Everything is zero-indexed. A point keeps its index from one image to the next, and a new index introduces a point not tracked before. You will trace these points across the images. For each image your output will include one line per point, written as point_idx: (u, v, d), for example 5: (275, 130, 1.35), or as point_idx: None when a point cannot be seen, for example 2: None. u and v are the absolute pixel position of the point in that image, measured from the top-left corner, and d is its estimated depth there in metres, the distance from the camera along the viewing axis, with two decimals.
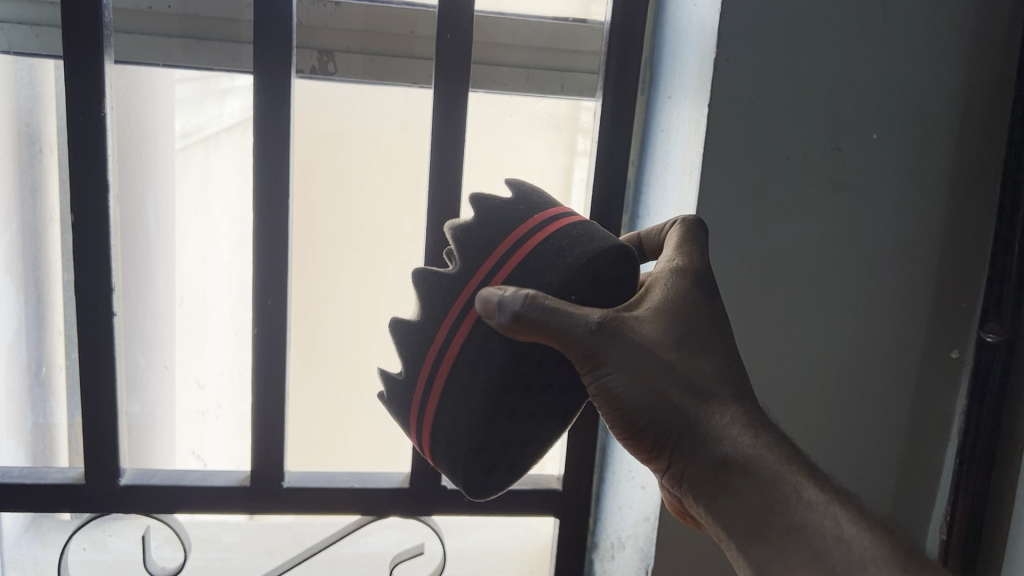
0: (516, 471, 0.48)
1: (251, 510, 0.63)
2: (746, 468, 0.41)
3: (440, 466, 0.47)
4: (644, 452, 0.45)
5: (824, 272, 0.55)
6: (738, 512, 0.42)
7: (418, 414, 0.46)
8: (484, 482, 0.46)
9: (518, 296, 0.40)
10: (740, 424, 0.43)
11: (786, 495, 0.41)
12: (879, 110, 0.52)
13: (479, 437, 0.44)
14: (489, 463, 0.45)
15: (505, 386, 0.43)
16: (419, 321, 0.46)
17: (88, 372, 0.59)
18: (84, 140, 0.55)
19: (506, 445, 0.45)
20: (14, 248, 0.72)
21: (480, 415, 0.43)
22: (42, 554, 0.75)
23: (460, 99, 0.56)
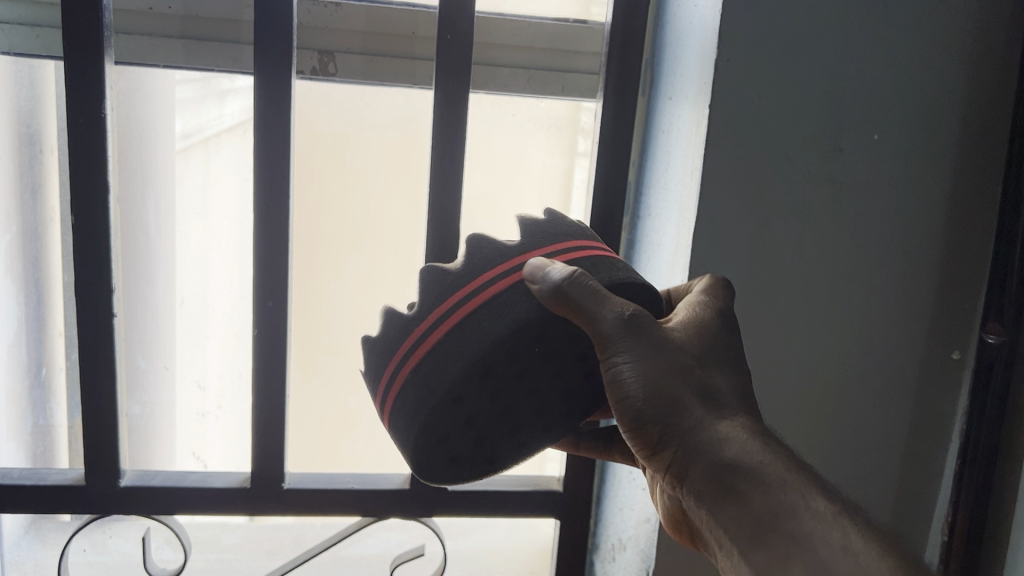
0: (457, 463, 0.46)
1: (250, 512, 0.63)
2: (751, 473, 0.42)
3: (401, 405, 0.45)
4: (647, 456, 0.45)
5: (824, 274, 0.55)
6: (740, 517, 0.42)
7: (410, 353, 0.45)
8: (428, 449, 0.45)
9: (564, 269, 0.41)
10: (747, 432, 0.43)
11: (792, 502, 0.41)
12: (880, 110, 0.52)
13: (461, 389, 0.42)
14: (443, 429, 0.44)
15: (512, 356, 0.42)
16: (454, 269, 0.44)
17: (89, 373, 0.59)
18: (84, 140, 0.55)
19: (470, 423, 0.44)
20: (14, 249, 0.72)
21: (474, 366, 0.42)
22: (42, 555, 0.75)
23: (460, 99, 0.56)
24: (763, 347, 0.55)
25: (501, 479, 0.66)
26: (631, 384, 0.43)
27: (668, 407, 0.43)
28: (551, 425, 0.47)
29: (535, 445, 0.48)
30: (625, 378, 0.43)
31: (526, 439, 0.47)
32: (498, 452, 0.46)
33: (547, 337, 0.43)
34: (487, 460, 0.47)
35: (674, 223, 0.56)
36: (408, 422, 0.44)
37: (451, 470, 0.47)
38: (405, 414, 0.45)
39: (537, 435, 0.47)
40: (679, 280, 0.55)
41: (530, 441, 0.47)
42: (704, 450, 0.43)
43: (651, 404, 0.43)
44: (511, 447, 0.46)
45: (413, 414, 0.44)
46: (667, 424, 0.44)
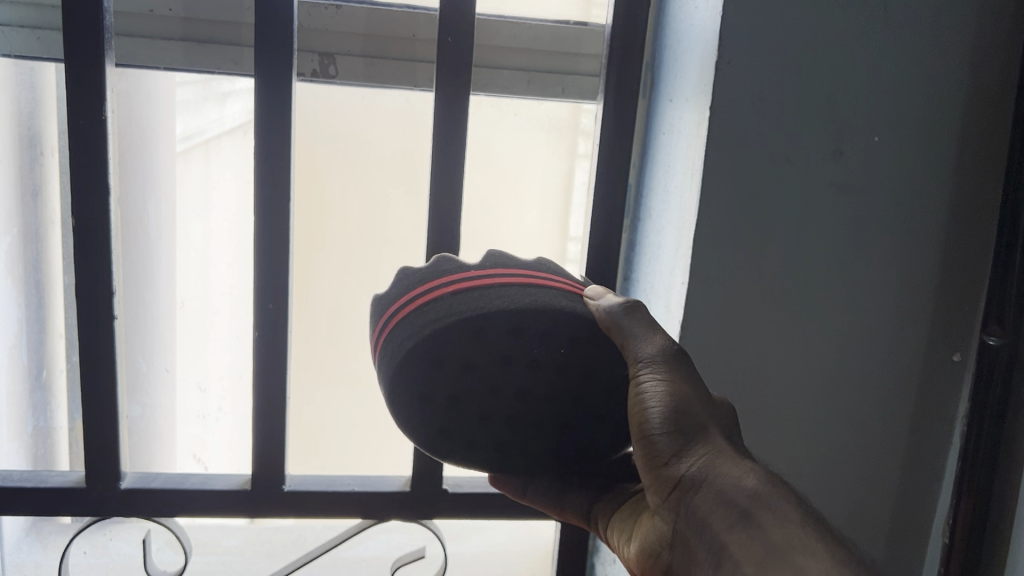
0: (419, 401, 0.45)
1: (250, 515, 0.63)
2: (764, 503, 0.42)
3: (421, 309, 0.44)
4: (655, 482, 0.46)
5: (823, 281, 0.55)
6: (750, 544, 0.41)
7: (456, 281, 0.45)
8: (415, 362, 0.43)
9: (624, 302, 0.47)
10: (760, 471, 0.44)
11: (802, 536, 0.41)
12: (881, 112, 0.52)
13: (494, 325, 0.43)
14: (440, 351, 0.43)
15: (544, 339, 0.44)
16: (522, 261, 0.48)
17: (90, 375, 0.59)
18: (85, 143, 0.55)
19: (465, 370, 0.44)
20: (14, 252, 0.72)
21: (519, 313, 0.43)
22: (42, 558, 0.75)
23: (461, 101, 0.56)
24: (757, 362, 0.56)
25: None
26: (656, 399, 0.45)
27: (689, 430, 0.45)
28: (502, 451, 0.47)
29: (476, 456, 0.48)
30: (653, 392, 0.45)
31: (480, 440, 0.47)
32: (452, 427, 0.46)
33: (576, 345, 0.45)
34: (435, 426, 0.46)
35: (675, 227, 0.56)
36: (418, 327, 0.43)
37: (405, 408, 0.45)
38: (418, 319, 0.44)
39: (484, 449, 0.47)
40: (679, 283, 0.55)
41: (480, 446, 0.47)
42: (719, 475, 0.43)
43: (671, 424, 0.45)
44: (462, 432, 0.46)
45: (431, 320, 0.43)
46: (685, 447, 0.45)
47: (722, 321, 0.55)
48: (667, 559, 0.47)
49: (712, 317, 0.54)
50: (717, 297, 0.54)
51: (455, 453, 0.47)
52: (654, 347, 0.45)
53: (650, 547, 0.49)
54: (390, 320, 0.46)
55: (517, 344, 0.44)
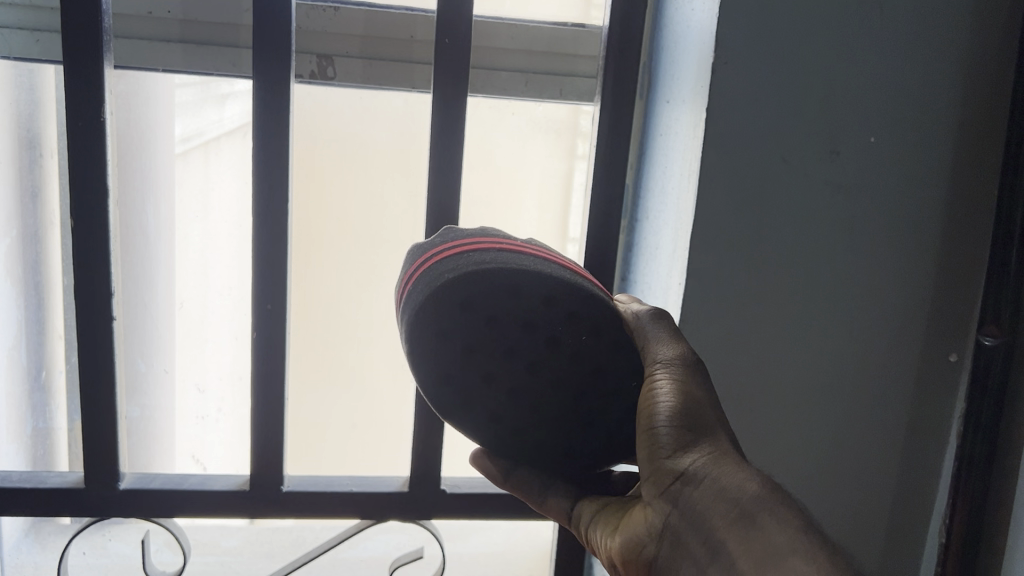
0: (434, 340, 0.44)
1: (249, 515, 0.63)
2: (767, 505, 0.41)
3: (465, 256, 0.45)
4: (652, 475, 0.44)
5: (820, 284, 0.55)
6: (749, 544, 0.41)
7: (504, 247, 0.46)
8: (444, 297, 0.43)
9: (654, 309, 0.48)
10: (764, 477, 0.43)
11: (803, 543, 0.40)
12: (876, 113, 0.52)
13: (531, 285, 0.43)
14: (472, 295, 0.43)
15: (570, 322, 0.44)
16: (564, 258, 0.49)
17: (89, 376, 0.59)
18: (83, 144, 0.55)
19: (488, 323, 0.43)
20: (14, 253, 0.73)
21: (557, 285, 0.43)
22: (41, 558, 0.75)
23: (460, 102, 0.56)
24: (755, 363, 0.56)
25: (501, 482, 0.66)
26: (668, 395, 0.44)
27: (696, 429, 0.44)
28: (494, 422, 0.46)
29: (468, 420, 0.47)
30: (665, 389, 0.44)
31: (478, 403, 0.46)
32: (456, 379, 0.45)
33: (598, 336, 0.45)
34: (440, 373, 0.45)
35: (672, 228, 0.57)
36: (457, 266, 0.43)
37: (419, 346, 0.44)
38: (459, 263, 0.44)
39: (476, 414, 0.46)
40: (677, 283, 0.56)
41: (477, 410, 0.46)
42: (722, 474, 0.43)
43: (679, 419, 0.44)
44: (463, 389, 0.45)
45: (472, 264, 0.43)
46: (690, 443, 0.44)
47: (720, 323, 0.55)
48: (650, 556, 0.44)
49: (709, 318, 0.55)
50: (714, 297, 0.54)
51: (449, 411, 0.46)
52: (672, 349, 0.46)
53: (629, 544, 0.45)
54: (429, 261, 0.46)
55: (544, 315, 0.43)
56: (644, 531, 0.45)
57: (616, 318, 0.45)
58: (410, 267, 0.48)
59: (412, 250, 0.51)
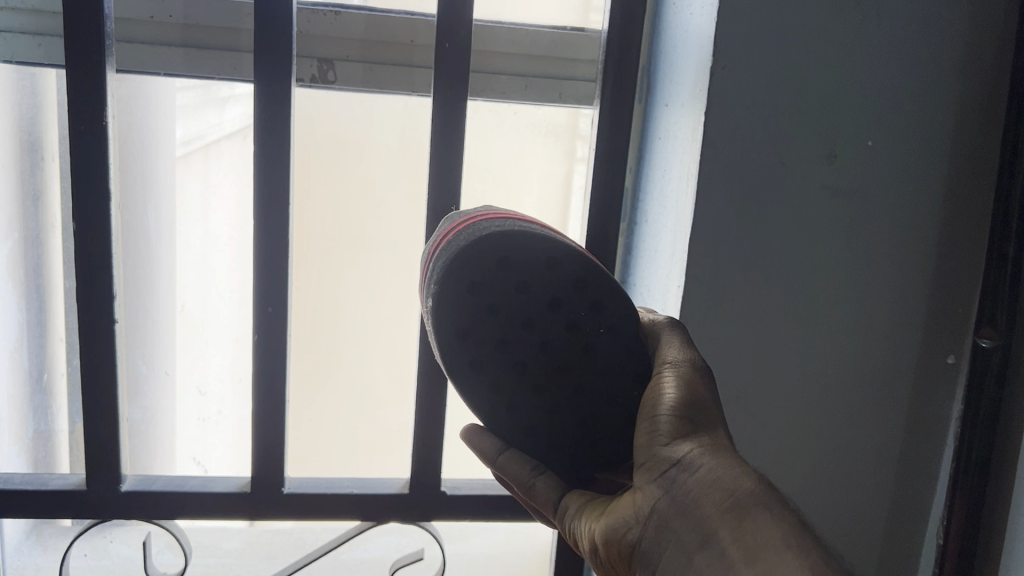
0: (463, 290, 0.44)
1: (249, 516, 0.63)
2: (762, 501, 0.41)
3: (512, 222, 0.46)
4: (647, 462, 0.44)
5: (817, 287, 0.55)
6: (740, 534, 0.41)
7: (546, 228, 0.48)
8: (485, 250, 0.44)
9: (666, 316, 0.50)
10: (758, 475, 0.43)
11: (797, 542, 0.40)
12: (874, 118, 0.53)
13: (567, 262, 0.44)
14: (511, 255, 0.44)
15: (592, 312, 0.45)
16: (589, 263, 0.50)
17: (90, 378, 0.59)
18: (86, 146, 0.55)
19: (518, 289, 0.44)
20: (14, 257, 0.73)
21: (591, 271, 0.45)
22: (42, 560, 0.76)
23: (460, 107, 0.57)
24: (753, 363, 0.56)
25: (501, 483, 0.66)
26: (673, 388, 0.45)
27: (696, 422, 0.44)
28: (495, 392, 0.45)
29: (469, 384, 0.45)
30: (671, 383, 0.45)
31: (484, 369, 0.45)
32: (472, 336, 0.44)
33: (616, 334, 0.45)
34: (457, 326, 0.44)
35: (671, 231, 0.57)
36: (502, 227, 0.45)
37: (446, 293, 0.44)
38: (505, 225, 0.45)
39: (479, 380, 0.45)
40: (674, 287, 0.56)
41: (480, 376, 0.45)
42: (717, 465, 0.42)
43: (681, 409, 0.44)
44: (473, 350, 0.45)
45: (518, 228, 0.45)
46: (689, 434, 0.44)
47: (719, 326, 0.55)
48: (633, 540, 0.44)
49: (707, 322, 0.55)
50: (713, 300, 0.54)
51: (455, 370, 0.45)
52: (682, 353, 0.46)
53: (614, 526, 0.45)
54: (469, 222, 0.47)
55: (571, 297, 0.45)
56: (632, 515, 0.44)
57: (634, 321, 0.46)
58: (443, 233, 0.49)
59: (443, 224, 0.52)
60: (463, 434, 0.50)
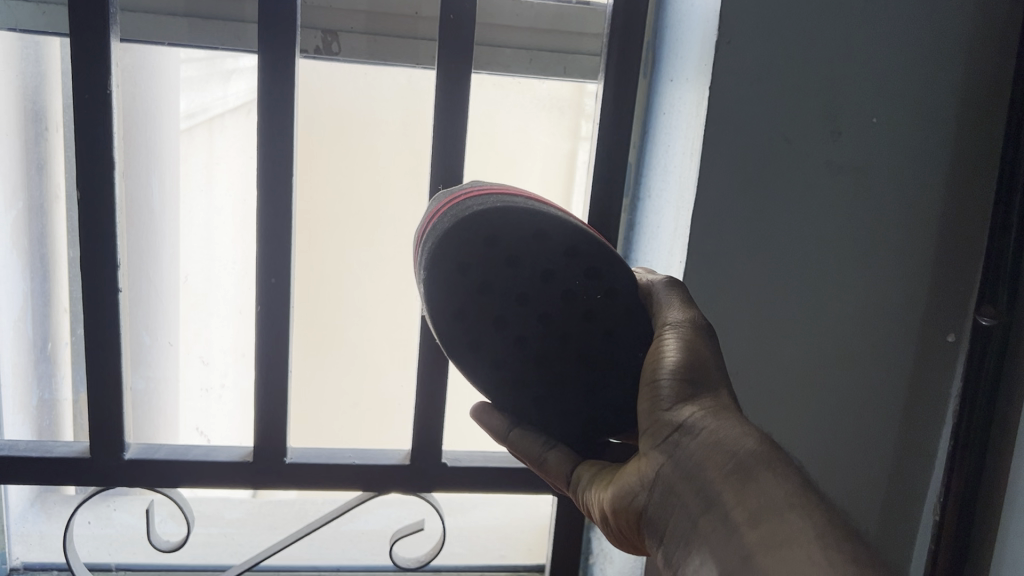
0: (454, 271, 0.44)
1: (251, 486, 0.64)
2: (766, 461, 0.41)
3: (497, 199, 0.46)
4: (652, 428, 0.45)
5: (819, 262, 0.55)
6: (744, 495, 0.40)
7: (531, 199, 0.48)
8: (470, 231, 0.44)
9: (662, 277, 0.50)
10: (762, 435, 0.43)
11: (800, 502, 0.39)
12: (879, 93, 0.53)
13: (556, 233, 0.44)
14: (499, 231, 0.44)
15: (588, 278, 0.45)
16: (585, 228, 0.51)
17: (94, 345, 0.59)
18: (90, 114, 0.55)
19: (509, 263, 0.44)
20: (19, 226, 0.73)
21: (582, 239, 0.45)
22: (47, 528, 0.76)
23: (463, 79, 0.56)
24: (756, 337, 0.56)
25: (502, 456, 0.67)
26: (674, 350, 0.45)
27: (697, 384, 0.45)
28: (498, 369, 0.46)
29: (471, 364, 0.46)
30: (672, 345, 0.45)
31: (483, 348, 0.46)
32: (468, 317, 0.45)
33: (613, 297, 0.46)
34: (452, 307, 0.45)
35: (674, 206, 0.57)
36: (488, 202, 0.45)
37: (437, 276, 0.44)
38: (491, 200, 0.45)
39: (480, 359, 0.46)
40: (677, 261, 0.56)
41: (482, 354, 0.46)
42: (718, 428, 0.43)
43: (681, 372, 0.45)
44: (471, 331, 0.45)
45: (503, 201, 0.45)
46: (690, 397, 0.44)
47: (719, 301, 0.55)
48: (640, 506, 0.45)
49: (709, 296, 0.55)
50: (714, 274, 0.55)
51: (455, 352, 0.46)
52: (682, 313, 0.47)
53: (622, 494, 0.46)
54: (455, 200, 0.47)
55: (564, 266, 0.45)
56: (637, 482, 0.45)
57: (632, 285, 0.46)
58: (430, 213, 0.49)
59: (433, 202, 0.51)
60: (475, 413, 0.52)
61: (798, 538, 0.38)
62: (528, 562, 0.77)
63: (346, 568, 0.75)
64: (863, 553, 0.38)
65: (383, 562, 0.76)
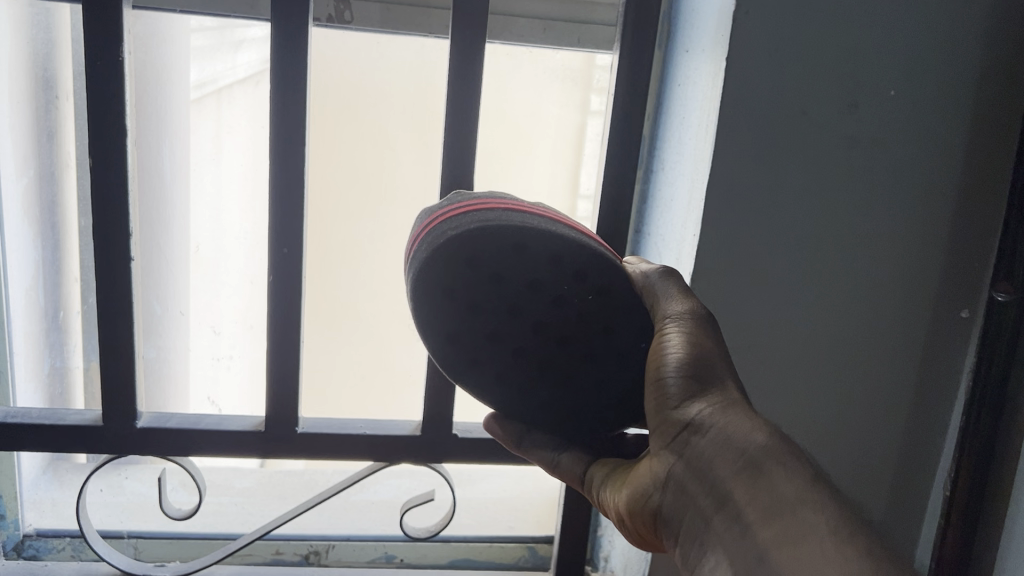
0: (440, 298, 0.44)
1: (263, 455, 0.64)
2: (776, 455, 0.41)
3: (472, 215, 0.44)
4: (662, 428, 0.45)
5: (833, 236, 0.55)
6: (758, 492, 0.41)
7: (508, 204, 0.46)
8: (448, 256, 0.43)
9: (658, 268, 0.49)
10: (772, 427, 0.43)
11: (813, 495, 0.40)
12: (899, 65, 0.52)
13: (537, 245, 0.43)
14: (478, 251, 0.43)
15: (577, 281, 0.44)
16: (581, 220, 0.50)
17: (108, 314, 0.59)
18: (102, 82, 0.55)
19: (493, 280, 0.44)
20: (31, 194, 0.73)
21: (565, 244, 0.43)
22: (59, 495, 0.77)
23: (478, 49, 0.56)
24: (771, 310, 0.56)
25: None
26: (676, 347, 0.45)
27: (703, 378, 0.45)
28: (503, 380, 0.47)
29: (477, 379, 0.47)
30: (674, 340, 0.45)
31: (485, 362, 0.47)
32: (464, 337, 0.46)
33: (606, 296, 0.45)
34: (446, 330, 0.46)
35: (687, 180, 0.57)
36: (460, 222, 0.44)
37: (427, 301, 0.45)
38: (465, 218, 0.44)
39: (484, 373, 0.47)
40: (691, 235, 0.56)
41: (485, 369, 0.47)
42: (727, 424, 0.43)
43: (686, 369, 0.45)
44: (469, 349, 0.46)
45: (475, 219, 0.44)
46: (696, 394, 0.44)
47: (732, 274, 0.55)
48: (655, 506, 0.46)
49: (723, 270, 0.55)
50: (728, 249, 0.54)
51: (460, 370, 0.47)
52: (683, 305, 0.47)
53: (637, 495, 0.47)
54: (438, 217, 0.46)
55: (551, 274, 0.44)
56: (651, 484, 0.46)
57: (625, 282, 0.45)
58: (419, 227, 0.49)
59: (425, 208, 0.51)
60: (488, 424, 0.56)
61: (813, 534, 0.38)
62: (537, 534, 0.77)
63: (355, 538, 0.75)
64: (878, 542, 0.38)
65: (392, 532, 0.77)
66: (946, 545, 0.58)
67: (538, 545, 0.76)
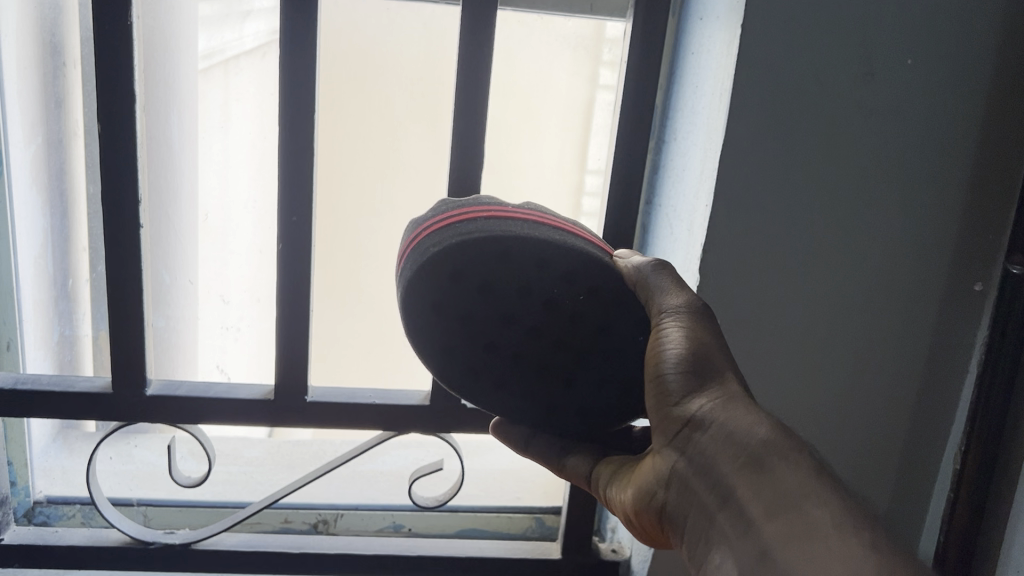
0: (431, 312, 0.45)
1: (271, 424, 0.64)
2: (778, 449, 0.41)
3: (452, 228, 0.45)
4: (664, 424, 0.46)
5: (845, 206, 0.54)
6: (760, 486, 0.41)
7: (489, 210, 0.47)
8: (433, 268, 0.44)
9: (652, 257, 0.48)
10: (774, 420, 0.43)
11: (815, 487, 0.39)
12: (915, 33, 0.51)
13: (520, 252, 0.44)
14: (463, 263, 0.44)
15: (566, 282, 0.45)
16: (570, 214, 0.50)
17: (117, 281, 0.59)
18: (110, 46, 0.54)
19: (482, 290, 0.45)
20: (38, 161, 0.73)
21: (549, 247, 0.44)
22: (69, 462, 0.77)
23: (488, 15, 0.55)
24: (782, 282, 0.56)
25: None
26: (675, 342, 0.45)
27: (704, 373, 0.45)
28: (503, 387, 0.48)
29: (476, 390, 0.48)
30: (672, 335, 0.45)
31: (484, 372, 0.47)
32: (460, 349, 0.46)
33: (596, 294, 0.46)
34: (442, 343, 0.46)
35: (700, 149, 0.56)
36: (442, 236, 0.45)
37: (420, 316, 0.46)
38: (446, 232, 0.45)
39: (484, 383, 0.48)
40: (702, 206, 0.55)
41: (484, 379, 0.48)
42: (727, 419, 0.43)
43: (684, 364, 0.45)
44: (467, 360, 0.47)
45: (456, 232, 0.44)
46: (696, 389, 0.45)
47: (743, 244, 0.55)
48: (660, 503, 0.47)
49: (734, 241, 0.54)
50: (740, 220, 0.54)
51: (459, 381, 0.48)
52: (680, 298, 0.46)
53: (643, 492, 0.48)
54: (422, 231, 0.47)
55: (538, 277, 0.45)
56: (655, 482, 0.47)
57: (612, 282, 0.46)
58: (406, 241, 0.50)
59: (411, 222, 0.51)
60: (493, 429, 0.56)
61: (815, 526, 0.38)
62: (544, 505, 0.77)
63: (364, 507, 0.76)
64: (881, 533, 0.38)
65: (399, 502, 0.77)
66: (955, 518, 0.58)
67: (545, 516, 0.76)
